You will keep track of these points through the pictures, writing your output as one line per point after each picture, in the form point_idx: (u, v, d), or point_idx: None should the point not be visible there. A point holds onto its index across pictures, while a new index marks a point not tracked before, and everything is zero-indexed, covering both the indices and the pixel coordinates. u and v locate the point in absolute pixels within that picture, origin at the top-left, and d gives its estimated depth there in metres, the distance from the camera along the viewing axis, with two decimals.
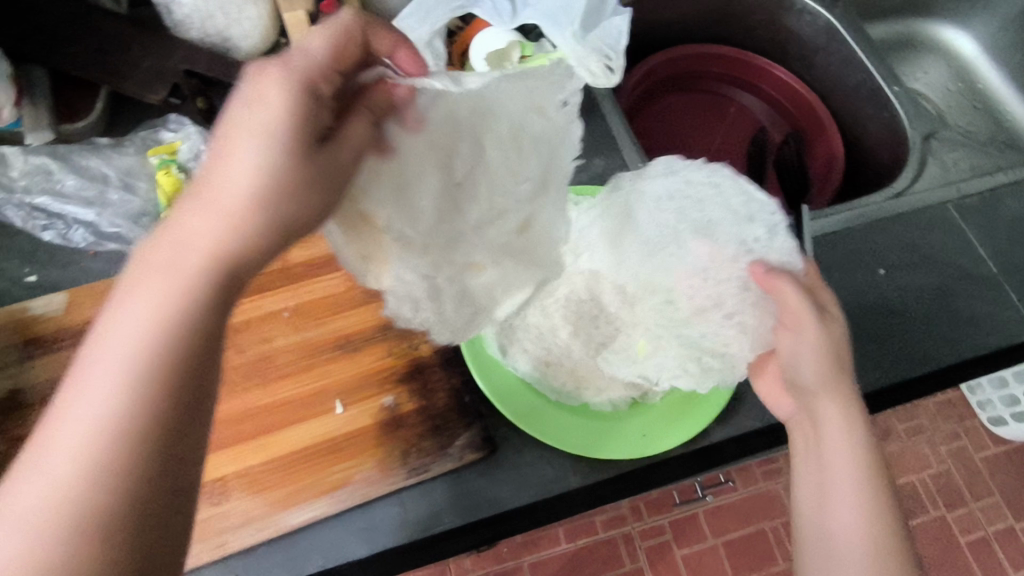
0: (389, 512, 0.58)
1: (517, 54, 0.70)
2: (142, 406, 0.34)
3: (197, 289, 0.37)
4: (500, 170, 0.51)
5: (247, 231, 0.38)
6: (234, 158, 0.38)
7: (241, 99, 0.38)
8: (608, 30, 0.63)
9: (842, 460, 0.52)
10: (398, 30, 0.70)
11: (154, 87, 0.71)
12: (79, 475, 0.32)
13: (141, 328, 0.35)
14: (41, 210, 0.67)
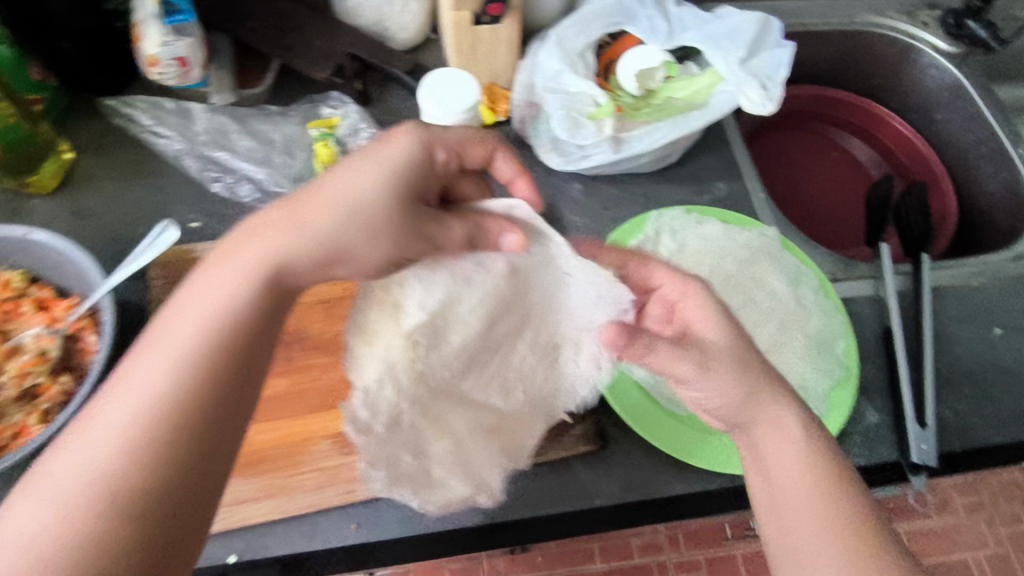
0: (502, 487, 0.62)
1: (662, 74, 0.73)
2: (215, 344, 0.42)
3: (282, 277, 0.46)
4: (513, 366, 0.62)
5: (372, 241, 0.48)
6: (351, 175, 0.48)
7: (374, 149, 0.49)
8: (769, 59, 0.67)
9: (792, 464, 0.47)
10: (556, 39, 0.72)
11: (322, 64, 0.77)
12: (165, 390, 0.40)
13: (196, 319, 0.43)
14: (215, 164, 0.74)
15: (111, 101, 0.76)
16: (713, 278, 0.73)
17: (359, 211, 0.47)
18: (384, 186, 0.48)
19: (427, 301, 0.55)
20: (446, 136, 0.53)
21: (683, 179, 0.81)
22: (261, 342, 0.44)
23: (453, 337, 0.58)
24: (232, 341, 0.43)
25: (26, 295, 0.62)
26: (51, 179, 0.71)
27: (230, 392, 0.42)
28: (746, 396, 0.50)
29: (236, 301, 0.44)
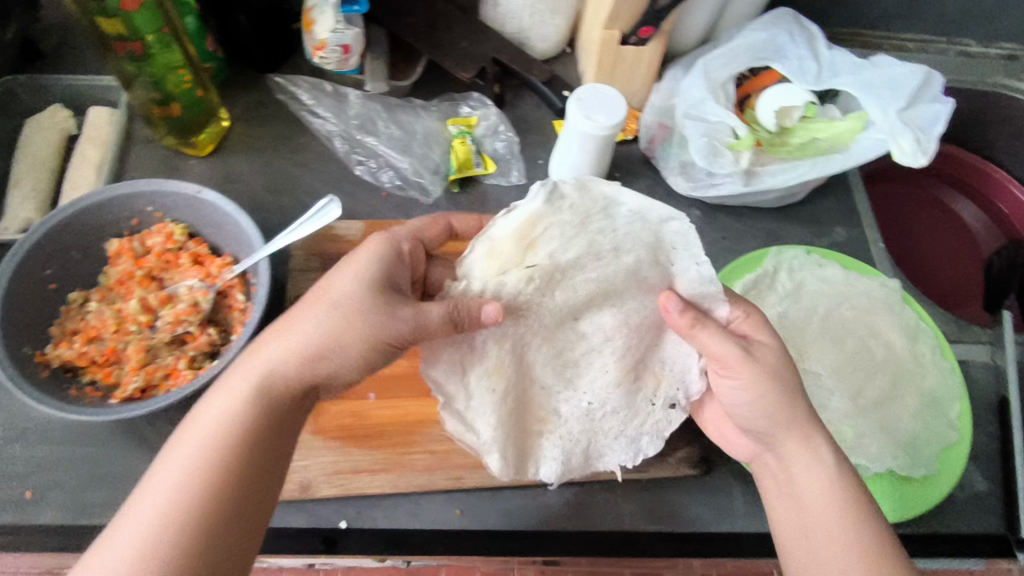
0: (602, 498, 0.62)
1: (803, 113, 0.73)
2: (222, 436, 0.45)
3: (294, 373, 0.49)
4: (595, 381, 0.58)
5: (356, 323, 0.50)
6: (335, 277, 0.52)
7: (355, 252, 0.55)
8: (925, 113, 0.69)
9: (814, 480, 0.51)
10: (703, 69, 0.74)
11: (466, 65, 0.79)
12: (177, 484, 0.42)
13: (221, 414, 0.46)
14: (361, 148, 0.78)
15: (279, 77, 0.81)
16: (828, 322, 0.73)
17: (343, 301, 0.50)
18: (364, 279, 0.52)
19: (557, 250, 0.53)
20: (405, 234, 0.59)
21: (803, 219, 0.82)
22: (265, 422, 0.47)
23: (558, 297, 0.56)
24: (235, 429, 0.45)
25: (183, 249, 0.66)
26: (211, 142, 0.76)
27: (248, 472, 0.45)
28: (777, 408, 0.52)
29: (242, 397, 0.47)
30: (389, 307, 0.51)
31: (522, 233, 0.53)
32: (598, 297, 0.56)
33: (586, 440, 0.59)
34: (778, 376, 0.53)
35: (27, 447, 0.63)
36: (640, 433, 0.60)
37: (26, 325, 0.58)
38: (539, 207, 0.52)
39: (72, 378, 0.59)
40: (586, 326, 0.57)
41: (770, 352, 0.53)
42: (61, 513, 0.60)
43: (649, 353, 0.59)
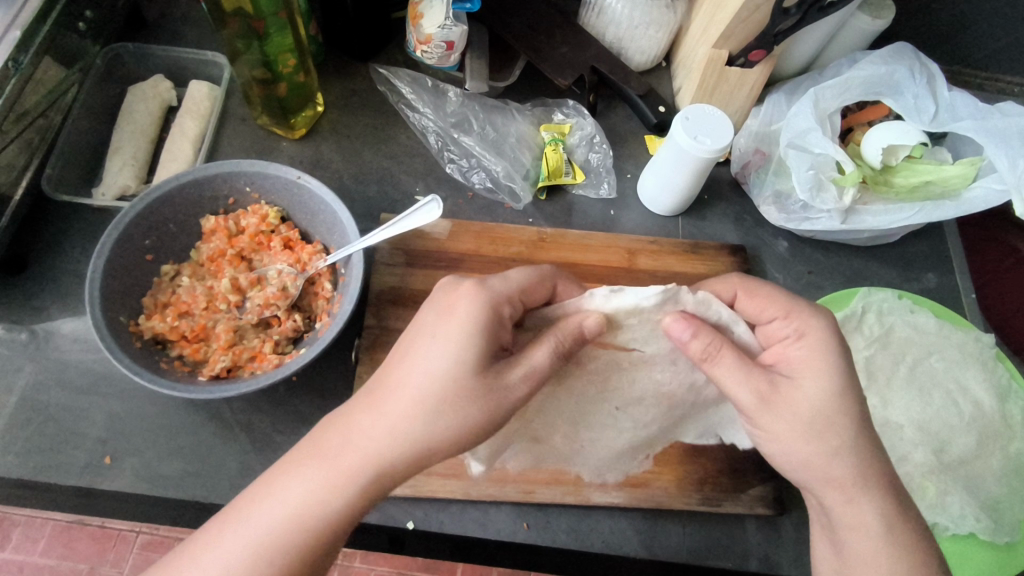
0: (671, 526, 0.61)
1: (910, 153, 0.71)
2: (298, 520, 0.44)
3: (383, 456, 0.45)
4: (610, 438, 0.60)
5: (447, 419, 0.45)
6: (429, 352, 0.46)
7: (454, 302, 0.49)
8: None
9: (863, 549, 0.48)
10: (814, 97, 0.71)
11: (565, 72, 0.78)
12: (246, 566, 0.43)
13: (305, 488, 0.44)
14: (455, 147, 0.78)
15: (382, 69, 0.80)
16: (915, 371, 0.70)
17: (439, 394, 0.45)
18: (461, 360, 0.46)
19: (638, 340, 0.55)
20: (510, 290, 0.51)
21: (894, 261, 0.78)
22: (345, 514, 0.44)
23: (614, 386, 0.58)
24: (314, 516, 0.44)
25: (275, 232, 0.66)
26: (305, 126, 0.76)
27: (319, 559, 0.44)
28: (851, 455, 0.48)
29: (326, 484, 0.44)
30: (484, 395, 0.45)
31: (617, 316, 0.52)
32: (648, 398, 0.59)
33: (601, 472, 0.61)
34: (821, 426, 0.48)
35: (102, 408, 0.62)
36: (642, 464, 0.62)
37: (122, 293, 0.59)
38: (647, 305, 0.51)
39: (161, 351, 0.60)
40: (622, 415, 0.60)
41: (816, 397, 0.48)
42: (132, 482, 0.59)
43: (675, 423, 0.62)
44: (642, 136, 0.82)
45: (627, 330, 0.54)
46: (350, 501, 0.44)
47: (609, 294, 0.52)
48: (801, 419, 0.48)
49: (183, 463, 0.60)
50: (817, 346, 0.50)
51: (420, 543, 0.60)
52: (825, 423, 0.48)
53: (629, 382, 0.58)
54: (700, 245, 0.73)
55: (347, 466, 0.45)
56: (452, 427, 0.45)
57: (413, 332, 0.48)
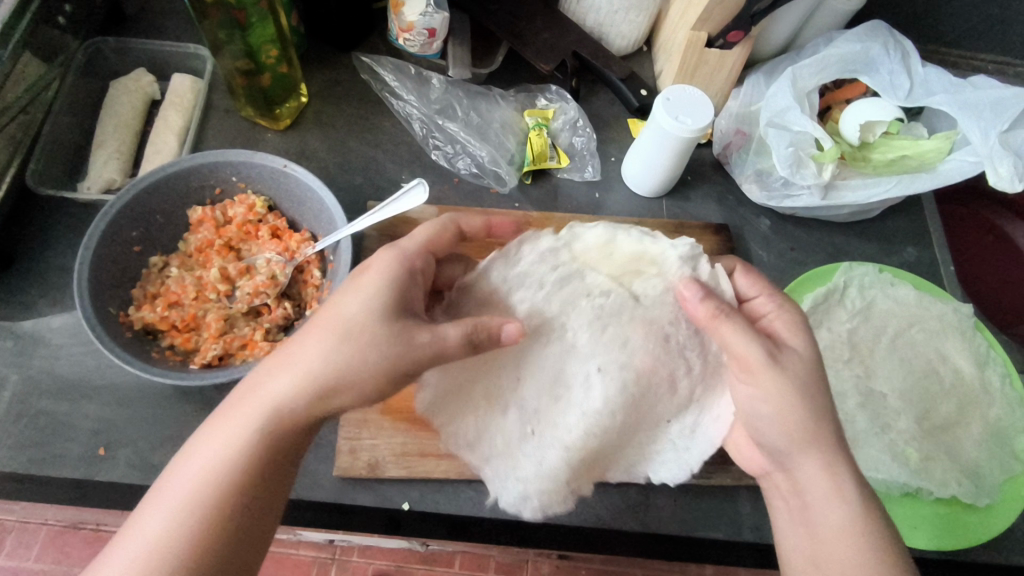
0: (662, 500, 0.62)
1: (887, 129, 0.73)
2: (215, 473, 0.44)
3: (289, 392, 0.46)
4: (574, 424, 0.56)
5: (352, 358, 0.47)
6: (335, 304, 0.49)
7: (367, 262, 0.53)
8: None
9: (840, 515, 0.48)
10: (792, 76, 0.73)
11: (547, 58, 0.79)
12: (167, 527, 0.43)
13: (220, 437, 0.46)
14: (440, 134, 0.79)
15: (365, 58, 0.81)
16: (897, 342, 0.71)
17: (340, 330, 0.48)
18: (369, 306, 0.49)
19: (647, 291, 0.57)
20: (415, 249, 0.56)
21: (875, 238, 0.80)
22: (261, 461, 0.45)
23: (607, 333, 0.56)
24: (233, 461, 0.45)
25: (263, 221, 0.67)
26: (290, 117, 0.77)
27: (242, 512, 0.44)
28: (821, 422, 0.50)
29: (240, 435, 0.45)
30: (388, 337, 0.48)
31: (638, 259, 0.60)
32: (631, 376, 0.55)
33: (557, 456, 0.56)
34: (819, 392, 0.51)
35: (94, 401, 0.62)
36: (594, 465, 0.58)
37: (112, 285, 0.59)
38: (671, 256, 0.59)
39: (152, 341, 0.60)
40: (594, 381, 0.55)
41: (807, 369, 0.51)
42: (128, 472, 0.59)
43: (642, 424, 0.58)
44: (625, 120, 0.83)
45: (641, 275, 0.59)
46: (257, 442, 0.45)
47: (644, 233, 0.60)
48: (799, 383, 0.51)
49: (177, 452, 0.60)
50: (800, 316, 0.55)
51: (416, 524, 0.61)
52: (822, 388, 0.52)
53: (617, 340, 0.56)
54: (684, 224, 0.75)
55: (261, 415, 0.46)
56: (351, 357, 0.47)
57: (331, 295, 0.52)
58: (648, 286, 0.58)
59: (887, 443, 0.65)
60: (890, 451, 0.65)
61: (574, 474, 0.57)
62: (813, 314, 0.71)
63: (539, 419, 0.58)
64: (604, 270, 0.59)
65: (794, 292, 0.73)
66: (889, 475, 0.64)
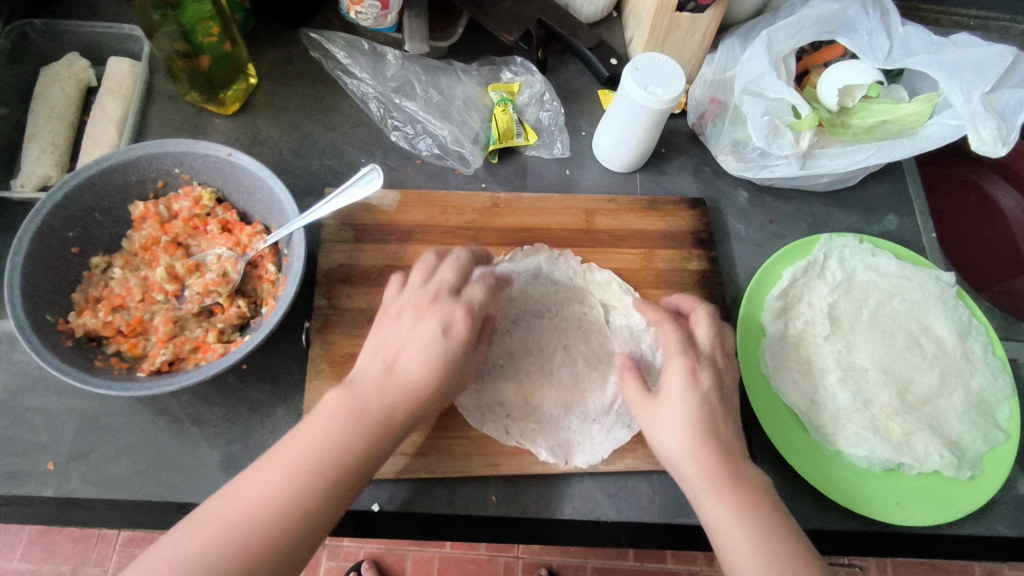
0: (641, 487, 0.60)
1: (867, 93, 0.69)
2: (330, 459, 0.47)
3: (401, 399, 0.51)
4: (517, 389, 0.62)
5: (444, 389, 0.53)
6: (423, 328, 0.53)
7: (450, 309, 0.55)
8: (1008, 100, 0.65)
9: (738, 551, 0.48)
10: (767, 39, 0.69)
11: (510, 27, 0.75)
12: (290, 489, 0.45)
13: (334, 426, 0.48)
14: (400, 114, 0.74)
15: (314, 34, 0.76)
16: (879, 313, 0.69)
17: (440, 356, 0.52)
18: (456, 342, 0.53)
19: (615, 320, 0.66)
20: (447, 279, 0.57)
21: (855, 206, 0.77)
22: (365, 454, 0.48)
23: (564, 320, 0.66)
24: (348, 449, 0.48)
25: (211, 215, 0.63)
26: (237, 101, 0.72)
27: (337, 501, 0.46)
28: (701, 462, 0.51)
29: (348, 431, 0.48)
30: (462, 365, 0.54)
31: (610, 295, 0.66)
32: (586, 359, 0.64)
33: (516, 413, 0.61)
34: (705, 424, 0.52)
35: (41, 412, 0.58)
36: (527, 434, 0.60)
37: (49, 290, 0.55)
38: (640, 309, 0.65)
39: (96, 349, 0.56)
40: (558, 357, 0.64)
41: (681, 402, 0.53)
42: (80, 485, 0.56)
43: (570, 407, 0.62)
44: (596, 91, 0.79)
45: (613, 310, 0.66)
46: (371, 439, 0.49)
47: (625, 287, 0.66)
48: (674, 412, 0.53)
49: (132, 462, 0.57)
50: (684, 338, 0.57)
51: (388, 525, 0.58)
52: (710, 419, 0.53)
53: (575, 326, 0.66)
54: (658, 200, 0.72)
55: (358, 422, 0.49)
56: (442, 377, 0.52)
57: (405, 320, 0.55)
58: (619, 318, 0.66)
59: (869, 417, 0.64)
60: (871, 426, 0.63)
61: (508, 424, 0.60)
62: (794, 289, 0.69)
63: (497, 392, 0.61)
64: (592, 292, 0.67)
65: (772, 268, 0.70)
66: (870, 451, 0.62)
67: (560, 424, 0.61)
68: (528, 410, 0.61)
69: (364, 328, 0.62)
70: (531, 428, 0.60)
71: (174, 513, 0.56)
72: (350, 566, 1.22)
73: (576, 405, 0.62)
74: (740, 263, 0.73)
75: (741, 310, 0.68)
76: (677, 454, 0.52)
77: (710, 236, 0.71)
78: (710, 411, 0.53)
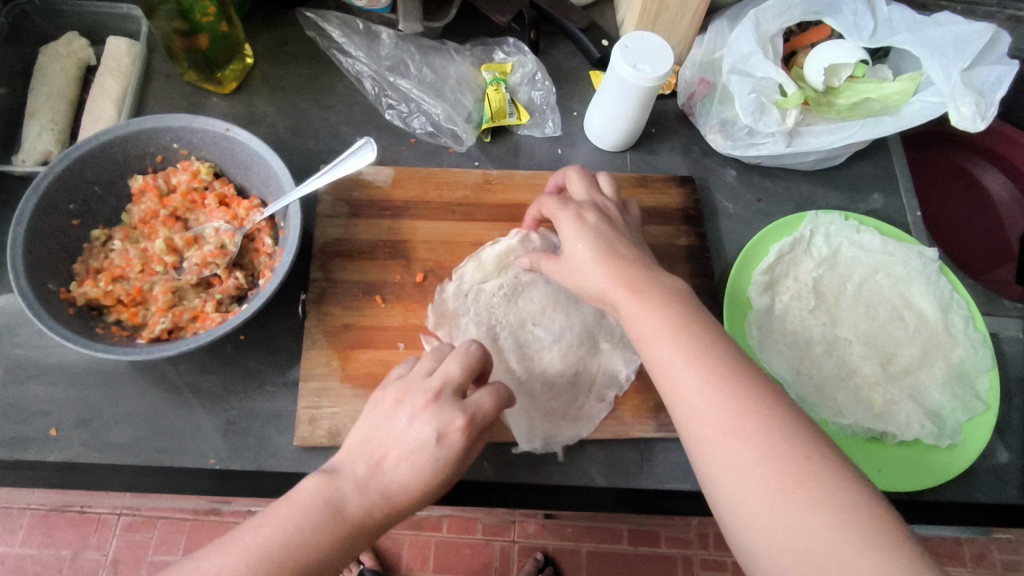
0: (629, 454, 0.62)
1: (852, 73, 0.71)
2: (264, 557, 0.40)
3: (374, 510, 0.44)
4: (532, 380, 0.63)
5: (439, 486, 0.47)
6: (418, 429, 0.47)
7: (449, 417, 0.47)
8: (987, 76, 0.66)
9: (677, 371, 0.47)
10: (754, 19, 0.70)
11: (502, 8, 0.76)
12: None
13: (282, 522, 0.42)
14: (394, 94, 0.76)
15: (310, 13, 0.77)
16: (862, 288, 0.71)
17: (427, 467, 0.46)
18: (450, 444, 0.47)
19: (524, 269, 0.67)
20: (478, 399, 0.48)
21: (840, 184, 0.79)
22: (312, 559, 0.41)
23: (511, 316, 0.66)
24: (292, 544, 0.41)
25: (209, 189, 0.64)
26: (235, 80, 0.73)
27: None
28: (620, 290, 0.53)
29: (302, 523, 0.42)
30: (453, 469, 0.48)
31: (503, 258, 0.67)
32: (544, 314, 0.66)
33: (541, 394, 0.62)
34: (606, 248, 0.56)
35: (44, 382, 0.60)
36: (569, 397, 0.63)
37: (50, 260, 0.57)
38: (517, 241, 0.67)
39: (97, 317, 0.58)
40: (535, 340, 0.65)
41: (584, 244, 0.56)
42: (82, 451, 0.58)
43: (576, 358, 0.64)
44: (587, 72, 0.80)
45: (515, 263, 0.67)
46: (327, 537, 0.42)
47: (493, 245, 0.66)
48: (580, 255, 0.56)
49: (133, 429, 0.58)
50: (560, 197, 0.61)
51: None
52: (608, 243, 0.56)
53: (520, 305, 0.66)
54: (647, 177, 0.73)
55: (327, 520, 0.43)
56: (420, 490, 0.46)
57: (389, 413, 0.49)
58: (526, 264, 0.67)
59: (851, 387, 0.66)
60: (854, 396, 0.65)
61: (527, 407, 0.61)
62: (780, 264, 0.71)
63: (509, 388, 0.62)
64: (489, 283, 0.66)
65: (760, 241, 0.72)
66: (853, 420, 0.64)
67: (584, 384, 0.63)
68: (557, 390, 0.63)
69: (358, 301, 0.64)
70: (567, 403, 0.62)
71: (173, 477, 0.58)
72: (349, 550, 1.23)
73: (576, 351, 0.65)
74: (727, 240, 0.74)
75: (730, 279, 0.70)
76: (599, 289, 0.54)
77: (698, 213, 0.72)
78: (609, 234, 0.57)
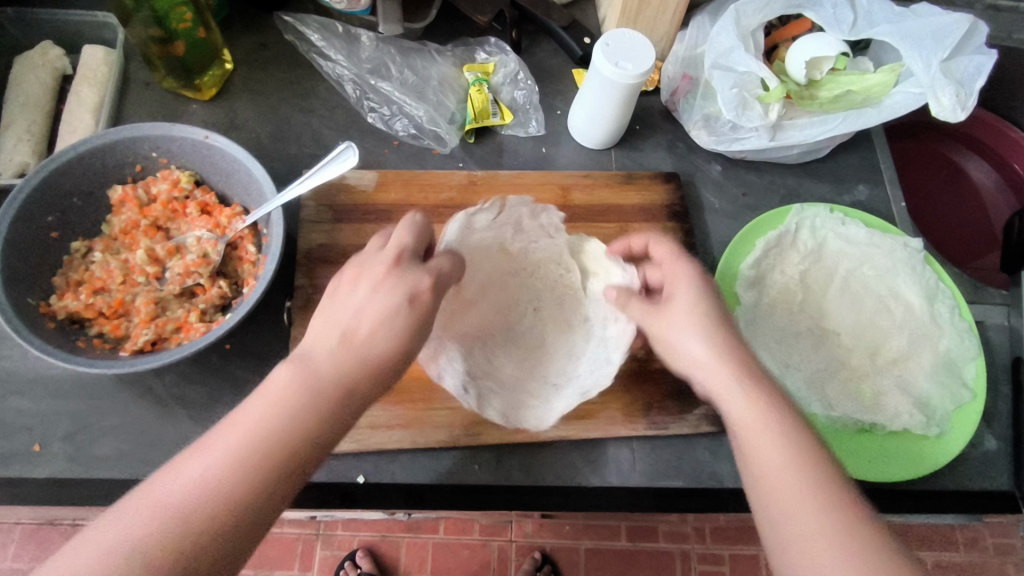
0: (620, 452, 0.62)
1: (834, 66, 0.70)
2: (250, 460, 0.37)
3: (346, 374, 0.42)
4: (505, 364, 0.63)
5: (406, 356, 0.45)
6: (377, 297, 0.44)
7: (415, 279, 0.46)
8: (966, 66, 0.67)
9: (769, 438, 0.43)
10: (735, 14, 0.70)
11: (484, 8, 0.76)
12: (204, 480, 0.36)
13: (264, 416, 0.39)
14: (376, 96, 0.75)
15: (288, 17, 0.76)
16: (848, 280, 0.72)
17: (394, 329, 0.44)
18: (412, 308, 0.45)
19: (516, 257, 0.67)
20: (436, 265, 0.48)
21: (825, 177, 0.79)
22: (294, 445, 0.39)
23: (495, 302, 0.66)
24: (275, 433, 0.39)
25: (190, 197, 0.64)
26: (214, 86, 0.73)
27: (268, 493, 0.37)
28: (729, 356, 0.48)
29: (281, 411, 0.39)
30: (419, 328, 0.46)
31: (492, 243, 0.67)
32: None
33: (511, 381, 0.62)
34: (720, 315, 0.51)
35: (26, 397, 0.59)
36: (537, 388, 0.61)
37: (28, 273, 0.56)
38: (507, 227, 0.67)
39: (78, 331, 0.57)
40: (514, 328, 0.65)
41: (687, 290, 0.52)
42: (67, 466, 0.57)
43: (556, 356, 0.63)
44: (570, 71, 0.80)
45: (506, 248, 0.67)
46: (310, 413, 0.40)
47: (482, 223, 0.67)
48: (686, 304, 0.51)
49: (118, 442, 0.58)
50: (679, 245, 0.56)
51: (374, 496, 0.59)
52: (715, 302, 0.51)
53: None
54: (633, 174, 0.73)
55: (306, 395, 0.40)
56: (391, 349, 0.44)
57: (346, 287, 0.46)
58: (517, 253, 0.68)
59: (841, 380, 0.66)
60: (843, 389, 0.66)
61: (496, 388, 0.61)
62: (767, 259, 0.71)
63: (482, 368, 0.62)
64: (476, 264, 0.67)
65: (745, 236, 0.72)
66: (842, 412, 0.64)
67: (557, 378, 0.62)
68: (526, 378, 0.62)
69: None
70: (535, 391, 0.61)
71: None
72: (345, 555, 1.23)
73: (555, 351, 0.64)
74: (714, 236, 0.74)
75: (718, 273, 0.70)
76: (697, 352, 0.48)
77: (684, 209, 0.72)
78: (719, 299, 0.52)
